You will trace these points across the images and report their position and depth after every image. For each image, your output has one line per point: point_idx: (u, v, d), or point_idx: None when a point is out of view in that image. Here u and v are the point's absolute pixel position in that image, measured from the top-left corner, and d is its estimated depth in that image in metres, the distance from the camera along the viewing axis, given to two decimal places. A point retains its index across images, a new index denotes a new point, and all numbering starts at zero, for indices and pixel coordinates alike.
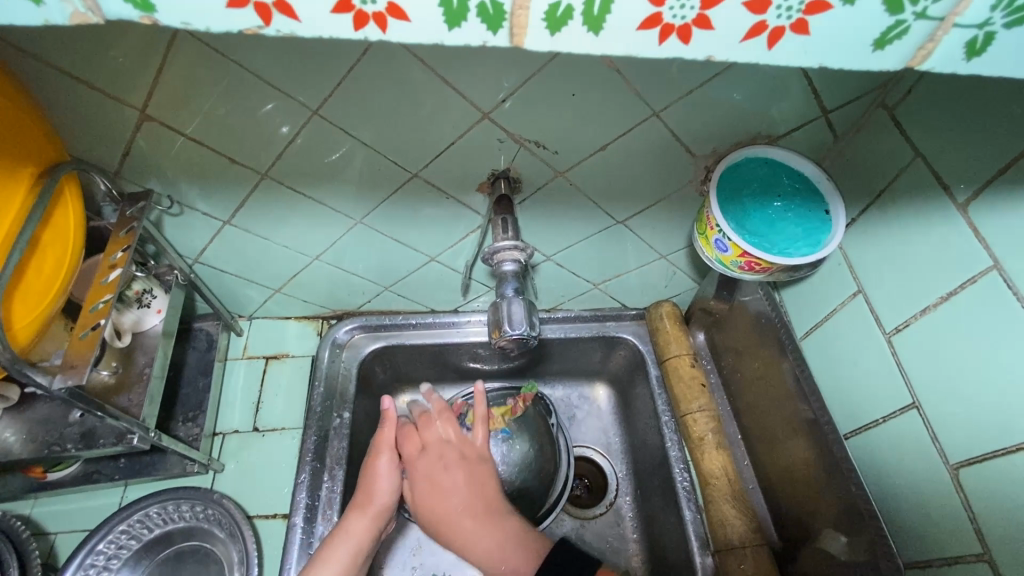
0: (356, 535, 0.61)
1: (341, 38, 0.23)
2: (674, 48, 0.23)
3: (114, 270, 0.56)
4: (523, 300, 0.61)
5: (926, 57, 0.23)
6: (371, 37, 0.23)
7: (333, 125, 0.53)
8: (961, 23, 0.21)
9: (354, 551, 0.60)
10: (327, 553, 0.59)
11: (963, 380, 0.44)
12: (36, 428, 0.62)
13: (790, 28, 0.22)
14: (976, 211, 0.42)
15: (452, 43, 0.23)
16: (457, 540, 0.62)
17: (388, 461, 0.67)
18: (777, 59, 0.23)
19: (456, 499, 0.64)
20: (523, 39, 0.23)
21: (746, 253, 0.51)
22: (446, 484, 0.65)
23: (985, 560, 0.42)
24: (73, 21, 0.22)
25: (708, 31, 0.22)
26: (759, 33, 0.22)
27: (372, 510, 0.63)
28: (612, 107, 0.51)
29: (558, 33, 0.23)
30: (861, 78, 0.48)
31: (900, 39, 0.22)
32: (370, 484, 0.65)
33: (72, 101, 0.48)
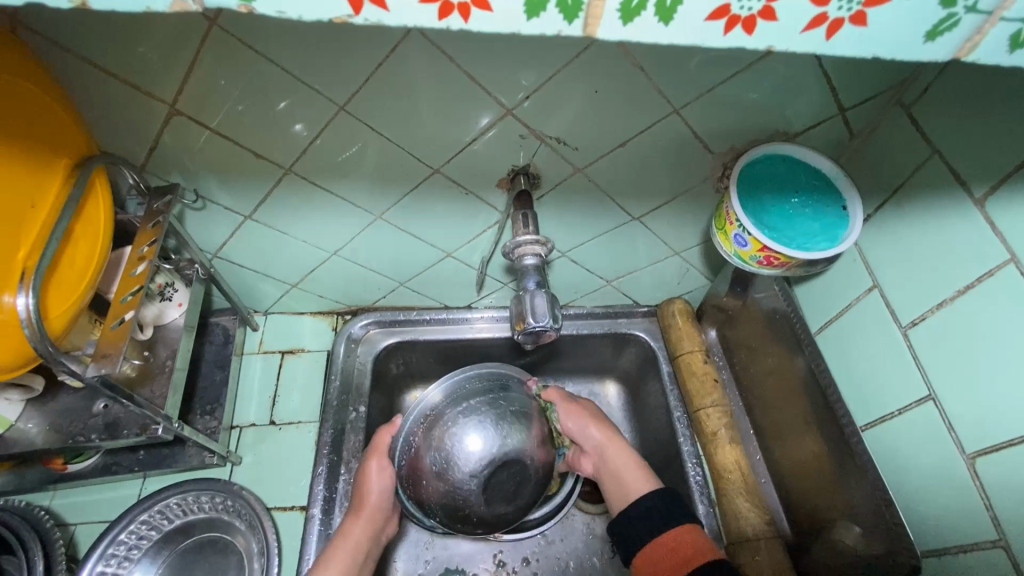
0: (354, 539, 0.62)
1: (425, 28, 0.24)
2: (736, 39, 0.24)
3: (141, 263, 0.57)
4: (545, 293, 0.61)
5: (974, 47, 0.24)
6: (452, 26, 0.24)
7: (359, 121, 0.54)
8: (1008, 17, 0.22)
9: (355, 554, 0.61)
10: (331, 555, 0.61)
11: (978, 372, 0.45)
12: (59, 418, 0.63)
13: (849, 20, 0.23)
14: (993, 205, 0.43)
15: (528, 33, 0.24)
16: (605, 447, 0.68)
17: (378, 466, 0.66)
18: (833, 49, 0.24)
19: (586, 417, 0.72)
20: (596, 29, 0.24)
21: (765, 247, 0.52)
22: (582, 410, 0.73)
23: (1001, 546, 0.43)
24: (172, 8, 0.23)
25: (771, 22, 0.23)
26: (819, 25, 0.23)
27: (368, 514, 0.63)
28: (633, 105, 0.52)
29: (630, 23, 0.23)
30: (878, 76, 0.49)
31: (950, 31, 0.23)
32: (362, 488, 0.65)
33: (106, 95, 0.49)
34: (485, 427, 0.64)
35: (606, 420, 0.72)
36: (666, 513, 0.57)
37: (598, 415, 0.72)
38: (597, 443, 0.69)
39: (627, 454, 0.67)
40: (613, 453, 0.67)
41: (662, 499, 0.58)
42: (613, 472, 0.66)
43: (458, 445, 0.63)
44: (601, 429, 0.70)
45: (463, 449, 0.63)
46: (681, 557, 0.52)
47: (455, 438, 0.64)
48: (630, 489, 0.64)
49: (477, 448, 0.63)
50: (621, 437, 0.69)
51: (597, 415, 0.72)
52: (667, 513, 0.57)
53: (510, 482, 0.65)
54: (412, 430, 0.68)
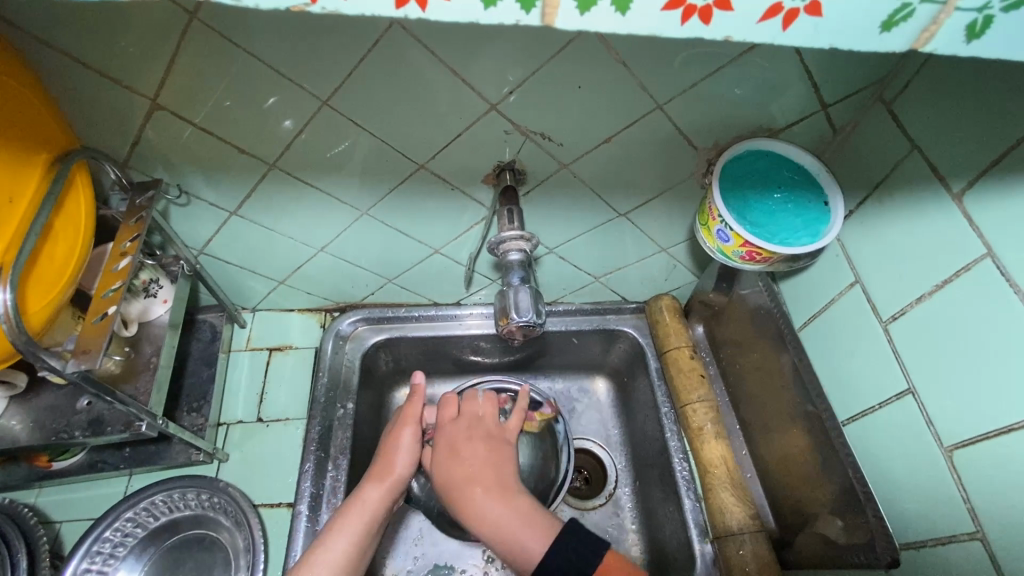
0: (371, 505, 0.60)
1: (381, 15, 0.24)
2: (694, 29, 0.24)
3: (124, 259, 0.57)
4: (529, 288, 0.61)
5: (931, 38, 0.24)
6: (410, 15, 0.24)
7: (342, 116, 0.53)
8: (963, 7, 0.22)
9: (369, 520, 0.59)
10: (344, 518, 0.59)
11: (956, 366, 0.45)
12: (42, 415, 0.62)
13: (805, 10, 0.23)
14: (971, 200, 0.44)
15: (486, 22, 0.24)
16: (463, 492, 0.58)
17: (411, 436, 0.66)
18: (792, 39, 0.24)
19: (476, 445, 0.63)
20: (554, 19, 0.24)
21: (747, 243, 0.52)
22: (457, 432, 0.65)
23: (978, 538, 0.44)
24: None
25: (728, 12, 0.23)
26: (775, 15, 0.23)
27: (390, 480, 0.62)
28: (616, 100, 0.52)
29: (588, 13, 0.24)
30: (860, 72, 0.49)
31: (907, 20, 0.23)
32: (390, 455, 0.64)
33: (86, 90, 0.49)
34: None
35: (505, 447, 0.65)
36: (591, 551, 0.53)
37: (468, 430, 0.66)
38: (455, 449, 0.63)
39: (501, 505, 0.56)
40: (479, 511, 0.56)
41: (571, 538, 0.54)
42: (489, 534, 0.56)
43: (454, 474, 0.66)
44: (486, 463, 0.61)
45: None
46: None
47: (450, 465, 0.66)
48: (519, 544, 0.54)
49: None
50: (516, 489, 0.59)
51: (475, 428, 0.66)
52: (590, 553, 0.53)
53: None
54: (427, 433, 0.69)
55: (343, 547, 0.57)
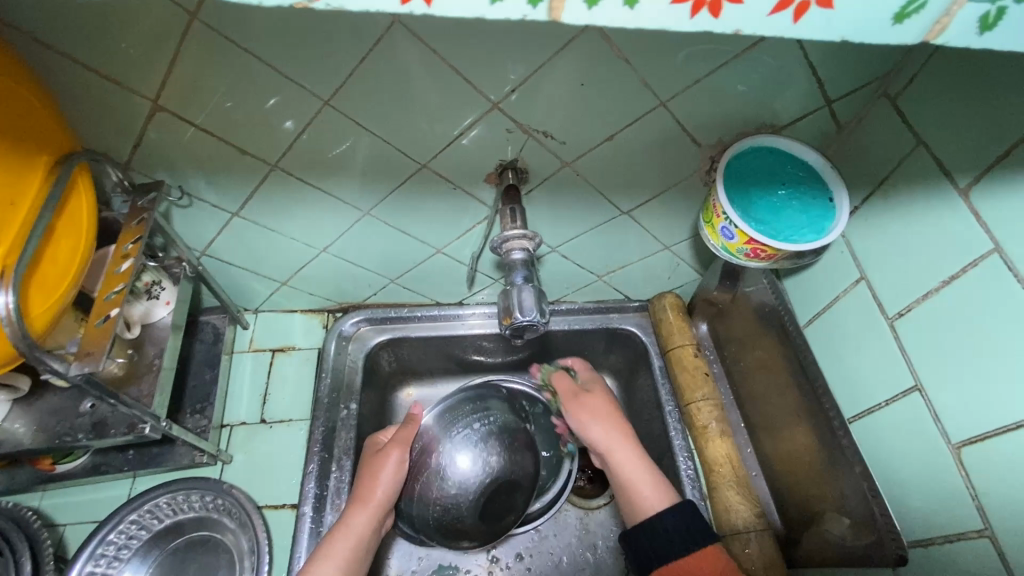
0: (356, 531, 0.61)
1: (386, 11, 0.24)
2: (703, 22, 0.24)
3: (126, 260, 0.57)
4: (532, 287, 0.61)
5: (942, 30, 0.23)
6: (414, 11, 0.24)
7: (345, 116, 0.53)
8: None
9: (356, 546, 0.60)
10: (331, 545, 0.60)
11: (964, 363, 0.45)
12: (46, 418, 0.62)
13: (816, 2, 0.23)
14: (977, 195, 0.44)
15: (492, 17, 0.24)
16: (604, 445, 0.65)
17: (395, 462, 0.67)
18: (801, 31, 0.24)
19: (602, 409, 0.68)
20: (561, 14, 0.24)
21: (752, 240, 0.52)
22: (596, 400, 0.69)
23: (987, 536, 0.43)
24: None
25: (738, 5, 0.23)
26: (786, 8, 0.23)
27: (374, 505, 0.64)
28: (619, 98, 0.52)
29: (596, 6, 0.23)
30: (865, 67, 0.49)
31: (917, 13, 0.23)
32: (373, 479, 0.66)
33: (87, 92, 0.49)
34: (473, 446, 0.70)
35: (613, 406, 0.69)
36: (687, 532, 0.55)
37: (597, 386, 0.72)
38: (603, 417, 0.67)
39: (644, 467, 0.62)
40: (631, 471, 0.61)
41: (684, 516, 0.56)
42: (623, 482, 0.62)
43: (449, 463, 0.69)
44: (611, 426, 0.66)
45: (453, 466, 0.69)
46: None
47: (446, 455, 0.70)
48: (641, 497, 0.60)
49: (467, 465, 0.69)
50: (635, 436, 0.66)
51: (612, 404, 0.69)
52: (695, 533, 0.55)
53: (505, 495, 0.70)
54: (422, 439, 0.71)
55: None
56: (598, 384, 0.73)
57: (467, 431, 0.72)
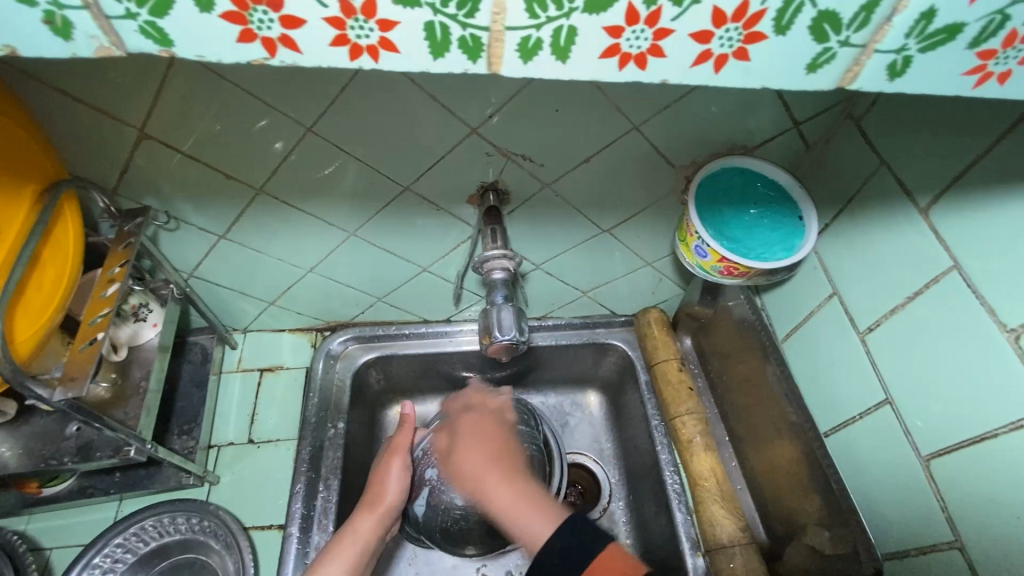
0: (364, 535, 0.62)
1: (337, 67, 0.26)
2: (632, 74, 0.26)
3: (112, 285, 0.57)
4: (512, 306, 0.62)
5: (855, 77, 0.26)
6: (365, 66, 0.26)
7: (327, 141, 0.55)
8: (881, 49, 0.25)
9: (360, 550, 0.61)
10: (337, 549, 0.60)
11: (930, 377, 0.46)
12: (32, 442, 0.62)
13: (733, 56, 0.25)
14: (937, 214, 0.45)
15: (436, 71, 0.26)
16: (477, 484, 0.57)
17: (399, 465, 0.68)
18: (723, 81, 0.26)
19: (479, 455, 0.60)
20: (501, 67, 0.26)
21: (725, 258, 0.53)
22: (474, 444, 0.62)
23: (957, 547, 0.44)
24: (99, 55, 0.25)
25: (662, 59, 0.25)
26: (706, 60, 0.25)
27: (382, 510, 0.64)
28: (593, 122, 0.53)
29: (530, 62, 0.25)
30: (828, 91, 0.51)
31: (828, 64, 0.26)
32: (382, 484, 0.66)
33: (74, 121, 0.50)
34: None
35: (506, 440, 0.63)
36: (580, 544, 0.48)
37: (478, 423, 0.66)
38: (475, 475, 0.58)
39: (506, 498, 0.55)
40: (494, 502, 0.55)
41: (567, 517, 0.51)
42: (495, 507, 0.55)
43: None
44: (484, 462, 0.59)
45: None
46: None
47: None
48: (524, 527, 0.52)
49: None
50: (523, 476, 0.57)
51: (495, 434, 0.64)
52: (585, 550, 0.48)
53: None
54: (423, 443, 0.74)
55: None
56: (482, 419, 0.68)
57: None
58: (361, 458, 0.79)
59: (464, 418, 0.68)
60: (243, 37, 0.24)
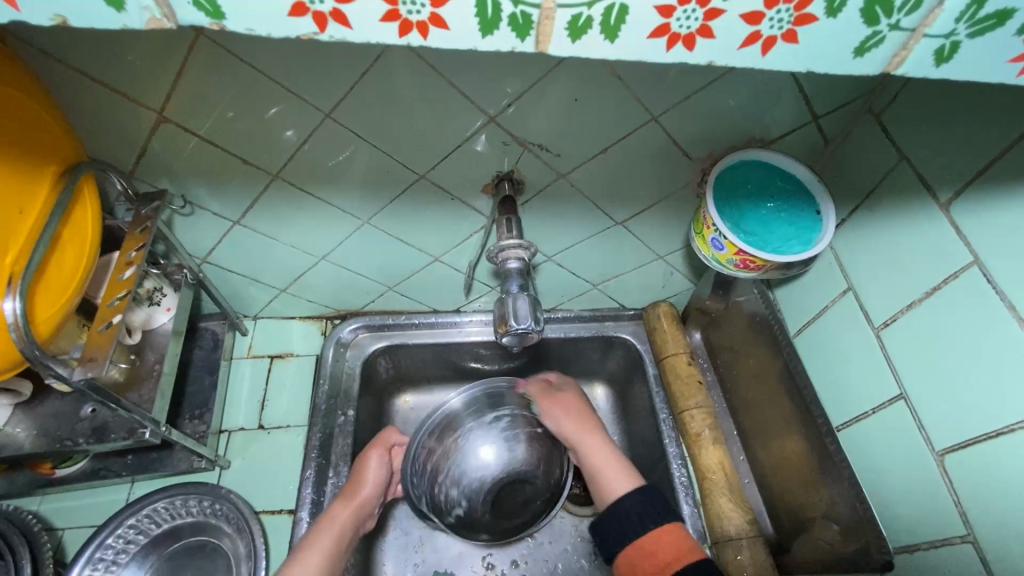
0: (339, 524, 0.62)
1: (388, 44, 0.26)
2: (680, 54, 0.26)
3: (130, 268, 0.58)
4: (528, 296, 0.62)
5: (902, 61, 0.26)
6: (413, 42, 0.26)
7: (344, 128, 0.55)
8: (931, 34, 0.25)
9: (336, 540, 0.61)
10: (315, 535, 0.61)
11: (945, 373, 0.46)
12: (46, 422, 0.63)
13: (782, 38, 0.25)
14: (957, 209, 0.45)
15: (485, 48, 0.26)
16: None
17: (378, 457, 0.68)
18: (769, 63, 0.26)
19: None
20: (548, 46, 0.26)
21: (741, 251, 0.53)
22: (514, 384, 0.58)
23: (970, 541, 0.44)
24: (149, 25, 0.25)
25: (710, 39, 0.25)
26: (755, 42, 0.25)
27: (357, 502, 0.64)
28: (612, 112, 0.53)
29: (579, 40, 0.25)
30: (849, 84, 0.51)
31: (877, 47, 0.25)
32: (360, 477, 0.67)
33: (93, 103, 0.50)
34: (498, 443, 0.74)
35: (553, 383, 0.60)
36: (642, 520, 0.57)
37: (544, 395, 0.72)
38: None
39: None
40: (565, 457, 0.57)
41: (643, 498, 0.59)
42: None
43: (471, 454, 0.74)
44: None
45: (474, 458, 0.73)
46: (665, 558, 0.54)
47: (466, 447, 0.74)
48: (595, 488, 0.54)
49: (491, 457, 0.73)
50: None
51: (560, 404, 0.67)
52: (657, 509, 0.58)
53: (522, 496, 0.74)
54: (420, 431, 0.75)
55: (315, 562, 0.58)
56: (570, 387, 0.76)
57: (490, 423, 0.76)
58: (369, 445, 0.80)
59: (531, 389, 0.72)
60: (296, 12, 0.24)
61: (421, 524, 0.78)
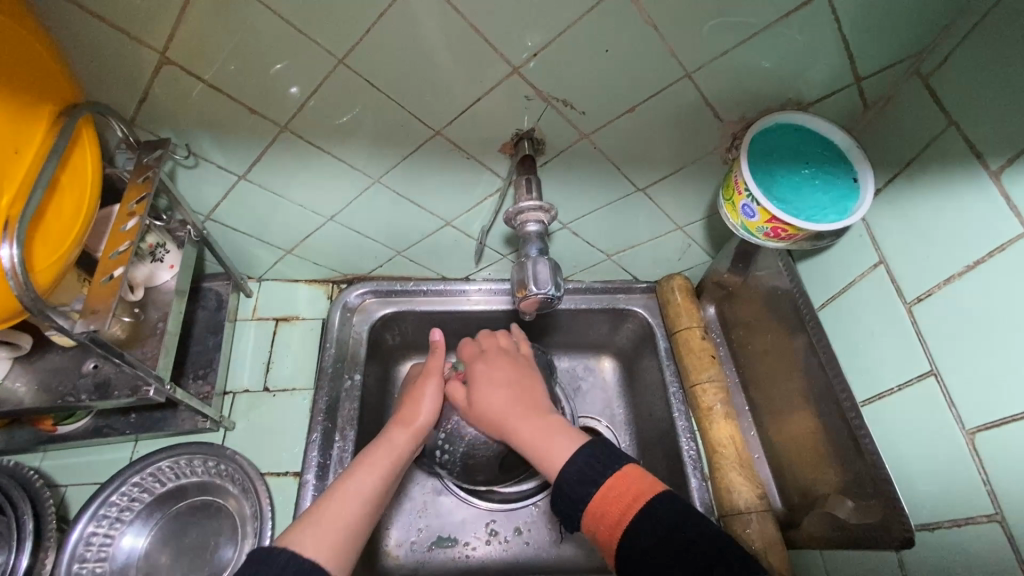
0: (399, 447, 0.62)
1: None
2: None
3: (131, 219, 0.55)
4: (547, 260, 0.60)
5: None
6: None
7: (359, 76, 0.51)
8: None
9: (394, 460, 0.60)
10: (370, 453, 0.60)
11: (981, 350, 0.44)
12: (48, 378, 0.62)
13: None
14: (1009, 179, 0.43)
15: None
16: (504, 425, 0.60)
17: (432, 390, 0.68)
18: None
19: (497, 393, 0.63)
20: None
21: (773, 218, 0.51)
22: (488, 385, 0.64)
23: (997, 520, 0.43)
24: None
25: None
26: None
27: (414, 429, 0.64)
28: (643, 67, 0.50)
29: None
30: (900, 42, 0.48)
31: None
32: (415, 402, 0.66)
33: (93, 41, 0.47)
34: None
35: (529, 378, 0.65)
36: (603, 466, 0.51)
37: (495, 362, 0.67)
38: (495, 414, 0.61)
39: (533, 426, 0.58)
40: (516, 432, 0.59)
41: (604, 447, 0.54)
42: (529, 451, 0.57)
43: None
44: (516, 399, 0.62)
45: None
46: (621, 505, 0.49)
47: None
48: (548, 451, 0.55)
49: None
50: (546, 409, 0.61)
51: (516, 369, 0.66)
52: (601, 467, 0.51)
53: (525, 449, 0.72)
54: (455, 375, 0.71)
55: (371, 482, 0.57)
56: (518, 350, 0.71)
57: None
58: (375, 411, 0.79)
59: (479, 364, 0.67)
60: None
61: (425, 490, 0.77)
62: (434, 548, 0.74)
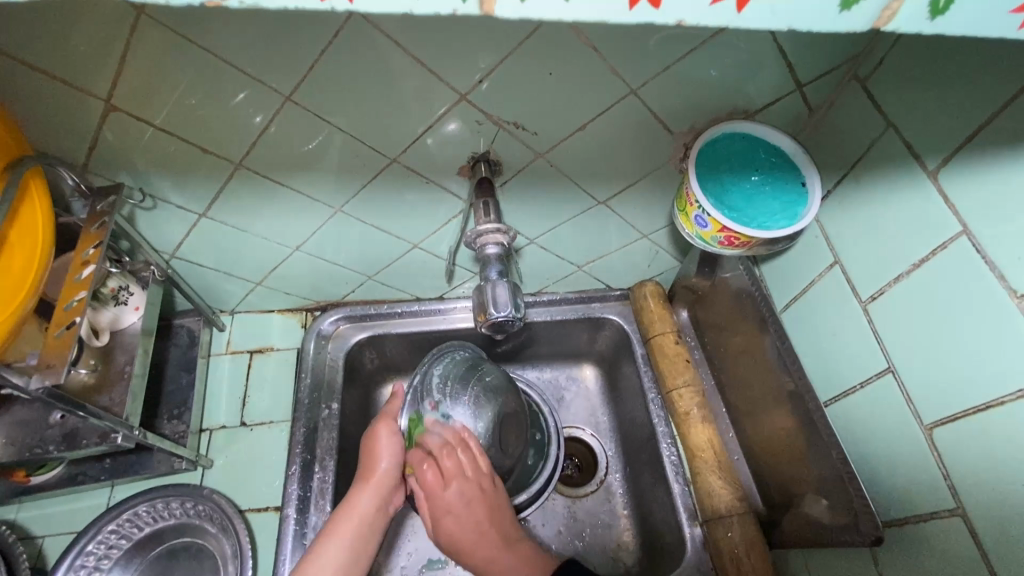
0: (361, 508, 0.61)
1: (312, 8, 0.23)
2: (643, 13, 0.23)
3: (87, 267, 0.55)
4: (506, 282, 0.60)
5: (891, 14, 0.23)
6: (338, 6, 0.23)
7: (308, 111, 0.52)
8: None
9: (359, 525, 0.60)
10: (334, 525, 0.60)
11: (933, 346, 0.45)
12: (15, 431, 0.60)
13: None
14: (944, 177, 0.44)
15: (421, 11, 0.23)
16: (461, 549, 0.60)
17: (390, 433, 0.66)
18: (743, 22, 0.23)
19: (467, 516, 0.60)
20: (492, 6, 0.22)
21: (725, 228, 0.52)
22: (459, 492, 0.61)
23: (958, 515, 0.43)
24: None
25: None
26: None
27: (375, 483, 0.63)
28: (588, 86, 0.51)
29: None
30: (835, 48, 0.49)
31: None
32: (373, 455, 0.65)
33: (36, 95, 0.46)
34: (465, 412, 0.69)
35: (489, 488, 0.63)
36: None
37: (466, 475, 0.62)
38: (458, 542, 0.60)
39: (510, 559, 0.59)
40: (479, 563, 0.59)
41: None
42: (483, 569, 0.59)
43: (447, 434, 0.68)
44: (485, 517, 0.61)
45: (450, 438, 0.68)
46: None
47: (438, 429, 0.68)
48: (507, 574, 0.58)
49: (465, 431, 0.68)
50: (516, 541, 0.61)
51: (479, 476, 0.63)
52: None
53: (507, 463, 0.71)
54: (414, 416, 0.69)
55: (337, 555, 0.58)
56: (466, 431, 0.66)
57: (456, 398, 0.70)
58: (356, 438, 0.78)
59: (449, 466, 0.62)
60: None
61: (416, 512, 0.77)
62: (424, 571, 0.73)
